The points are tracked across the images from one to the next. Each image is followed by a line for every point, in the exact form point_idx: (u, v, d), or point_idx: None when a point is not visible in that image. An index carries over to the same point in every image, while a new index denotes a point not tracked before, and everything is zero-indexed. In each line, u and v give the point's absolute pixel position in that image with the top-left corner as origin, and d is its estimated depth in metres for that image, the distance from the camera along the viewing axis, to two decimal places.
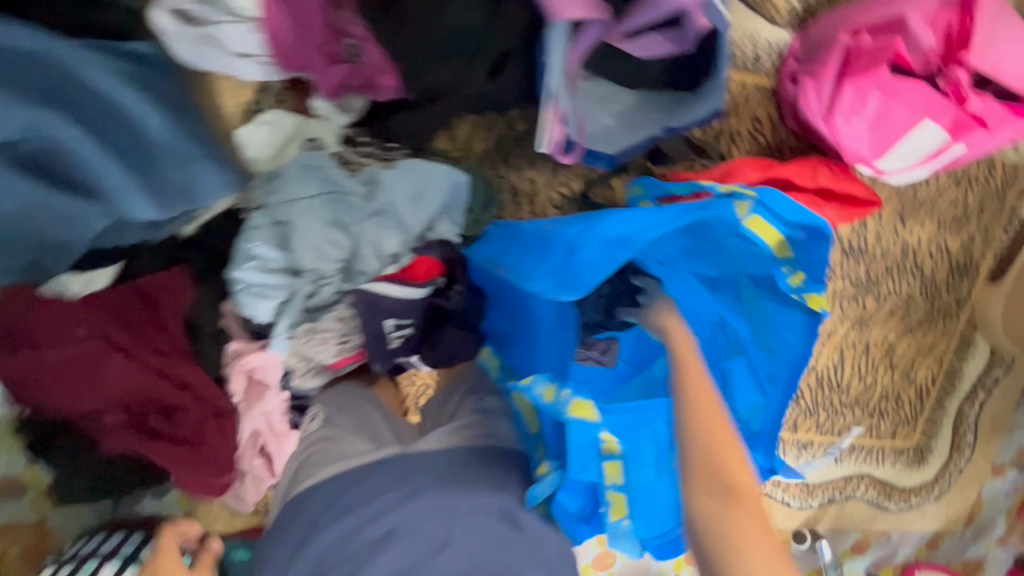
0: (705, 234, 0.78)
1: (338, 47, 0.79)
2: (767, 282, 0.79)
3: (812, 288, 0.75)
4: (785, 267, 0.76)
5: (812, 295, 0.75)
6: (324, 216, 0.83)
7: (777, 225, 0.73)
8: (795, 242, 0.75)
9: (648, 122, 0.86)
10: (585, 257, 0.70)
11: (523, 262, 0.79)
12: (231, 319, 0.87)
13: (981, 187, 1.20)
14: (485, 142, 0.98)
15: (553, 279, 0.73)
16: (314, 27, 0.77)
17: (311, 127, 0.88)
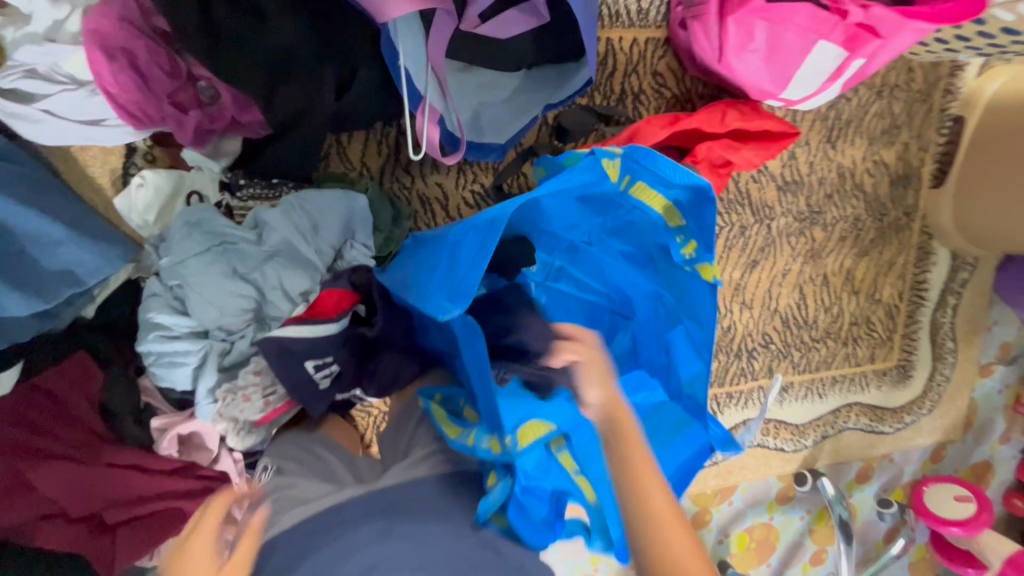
0: (608, 210, 0.77)
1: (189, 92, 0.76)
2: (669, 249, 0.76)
3: (704, 257, 0.73)
4: (680, 236, 0.74)
5: (705, 264, 0.73)
6: (215, 270, 0.79)
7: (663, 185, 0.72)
8: (685, 208, 0.73)
9: (531, 103, 0.83)
10: (466, 253, 0.69)
11: (418, 275, 0.76)
12: (151, 394, 0.83)
13: (904, 93, 1.16)
14: (380, 156, 0.94)
15: (443, 285, 0.70)
16: (157, 77, 0.73)
17: (188, 180, 0.83)
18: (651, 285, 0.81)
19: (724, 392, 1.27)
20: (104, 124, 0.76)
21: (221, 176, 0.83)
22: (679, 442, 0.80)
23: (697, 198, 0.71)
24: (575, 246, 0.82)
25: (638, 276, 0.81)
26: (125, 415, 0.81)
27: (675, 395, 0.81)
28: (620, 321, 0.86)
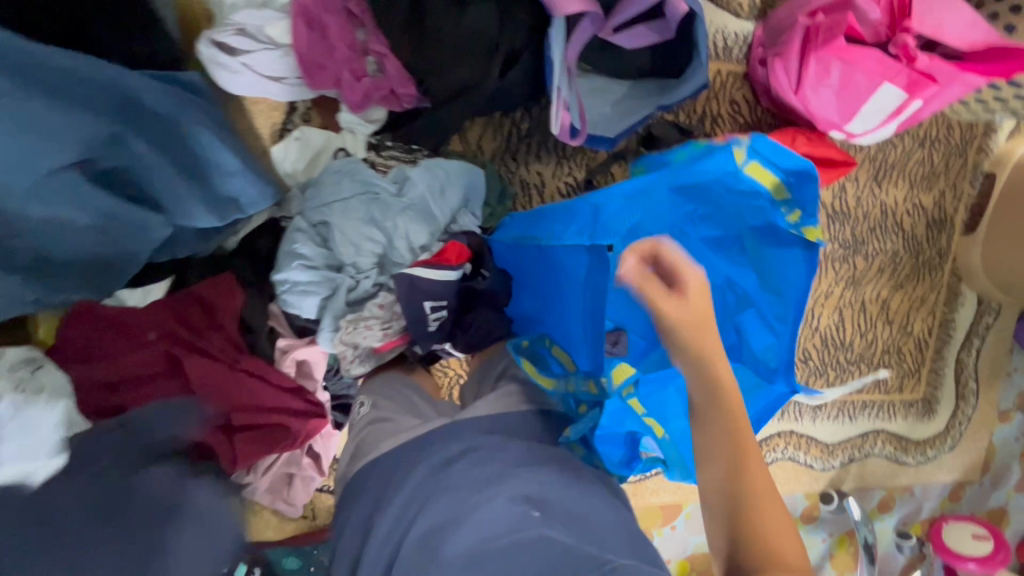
0: (703, 199, 0.88)
1: (363, 63, 0.90)
2: (767, 229, 0.88)
3: (808, 223, 0.83)
4: (783, 209, 0.84)
5: (810, 229, 0.83)
6: (357, 215, 0.91)
7: (772, 170, 0.82)
8: (789, 185, 0.84)
9: (639, 106, 0.97)
10: (608, 212, 0.82)
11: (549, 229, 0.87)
12: (278, 318, 0.94)
13: (943, 146, 1.31)
14: (494, 142, 1.08)
15: (585, 229, 0.81)
16: (342, 48, 0.88)
17: (340, 138, 0.96)
18: (723, 275, 0.93)
19: None
20: (283, 82, 0.90)
21: (368, 139, 0.97)
22: (752, 402, 0.92)
23: (800, 177, 0.83)
24: (656, 236, 0.92)
25: (715, 259, 0.93)
26: (258, 332, 0.91)
27: (748, 361, 0.92)
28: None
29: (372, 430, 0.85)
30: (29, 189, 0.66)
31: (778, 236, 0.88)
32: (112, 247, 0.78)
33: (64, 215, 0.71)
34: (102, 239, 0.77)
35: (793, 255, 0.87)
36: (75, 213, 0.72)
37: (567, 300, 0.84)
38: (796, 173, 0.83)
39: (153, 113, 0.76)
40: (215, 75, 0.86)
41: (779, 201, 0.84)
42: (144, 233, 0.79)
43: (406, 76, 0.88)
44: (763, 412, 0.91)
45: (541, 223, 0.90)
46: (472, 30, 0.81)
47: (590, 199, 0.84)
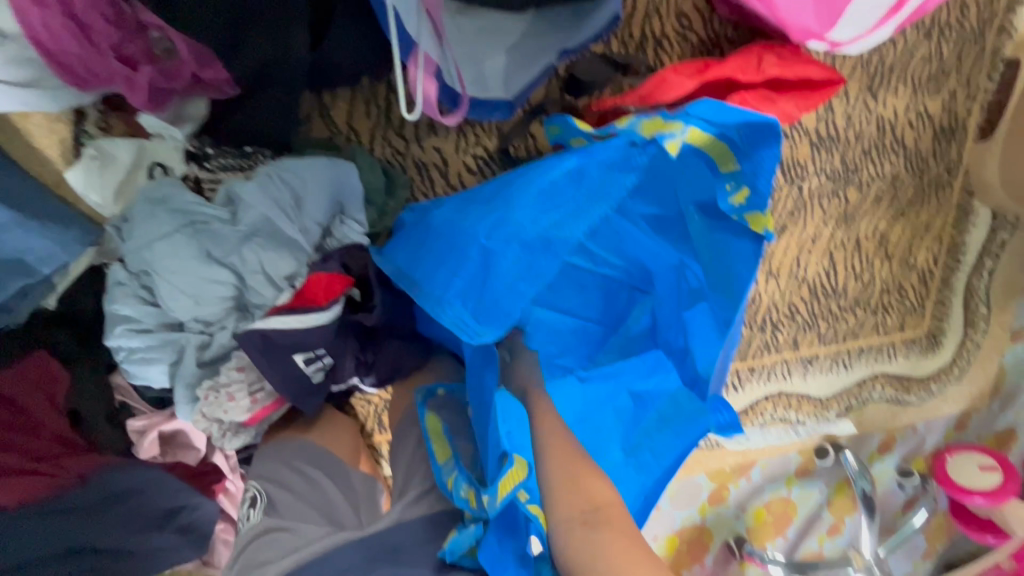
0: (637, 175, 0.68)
1: (141, 44, 0.64)
2: (704, 207, 0.71)
3: (755, 205, 0.68)
4: (728, 184, 0.68)
5: (754, 215, 0.68)
6: (187, 255, 0.69)
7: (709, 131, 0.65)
8: (739, 149, 0.66)
9: (542, 50, 0.70)
10: (500, 264, 0.65)
11: (433, 271, 0.69)
12: (126, 391, 0.74)
13: (956, 34, 1.04)
14: (369, 118, 0.82)
15: (468, 292, 0.66)
16: (99, 27, 0.61)
17: (149, 150, 0.72)
18: (676, 257, 0.74)
19: (746, 366, 1.21)
20: (44, 86, 0.65)
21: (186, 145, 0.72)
22: (689, 428, 0.76)
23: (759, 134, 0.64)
24: (599, 219, 0.70)
25: (664, 246, 0.74)
26: (96, 418, 0.72)
27: (691, 381, 0.77)
28: (639, 297, 0.77)
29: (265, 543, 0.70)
30: None
31: (723, 217, 0.71)
32: None
33: None
34: None
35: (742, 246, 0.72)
36: None
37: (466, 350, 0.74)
38: (749, 130, 0.64)
39: None
40: None
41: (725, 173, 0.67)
42: None
43: (201, 57, 0.63)
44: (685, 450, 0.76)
45: (427, 257, 0.70)
46: None
47: (477, 238, 0.65)
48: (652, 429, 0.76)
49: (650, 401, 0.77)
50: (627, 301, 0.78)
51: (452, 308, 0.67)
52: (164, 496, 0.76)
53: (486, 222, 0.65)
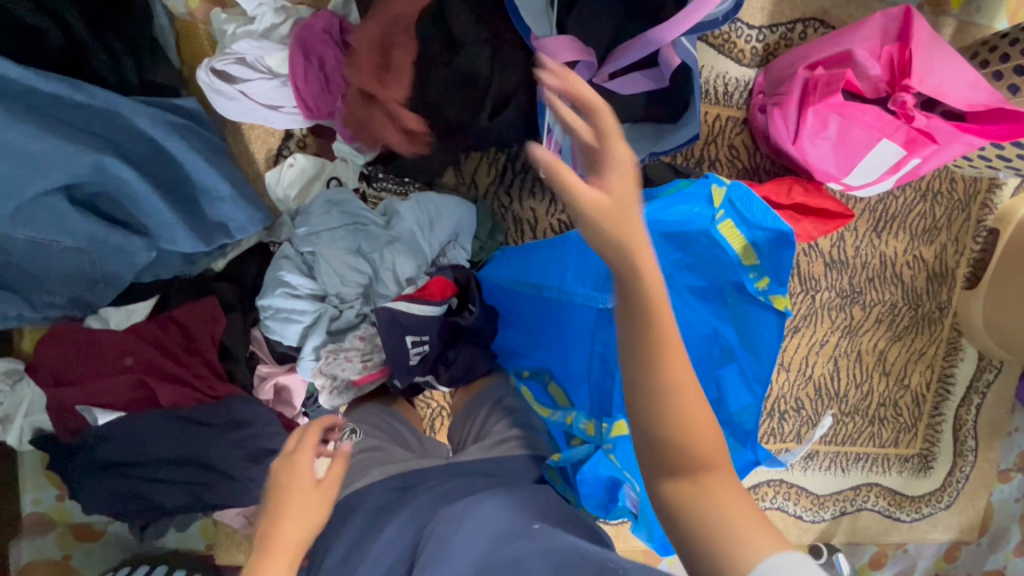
0: (688, 247, 0.91)
1: None
2: (737, 288, 0.89)
3: (776, 290, 0.87)
4: (752, 273, 0.88)
5: (777, 296, 0.87)
6: (343, 246, 0.91)
7: (744, 228, 0.87)
8: (761, 249, 0.88)
9: (634, 150, 0.95)
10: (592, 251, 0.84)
11: (542, 270, 0.92)
12: (259, 345, 0.93)
13: (946, 200, 1.30)
14: (488, 176, 1.08)
15: (579, 273, 0.87)
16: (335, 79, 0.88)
17: (333, 167, 0.96)
18: (710, 326, 0.91)
19: None
20: (283, 111, 0.91)
21: (360, 169, 0.97)
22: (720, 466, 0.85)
23: (777, 240, 0.86)
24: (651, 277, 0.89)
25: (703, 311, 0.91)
26: (237, 357, 0.91)
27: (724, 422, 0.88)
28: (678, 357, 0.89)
29: (363, 457, 0.83)
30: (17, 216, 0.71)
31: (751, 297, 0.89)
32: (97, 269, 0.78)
33: (46, 237, 0.74)
34: (87, 257, 0.78)
35: (765, 319, 0.89)
36: (61, 238, 0.75)
37: (566, 336, 0.90)
38: (774, 237, 0.86)
39: (141, 135, 0.78)
40: (213, 101, 0.88)
41: (748, 263, 0.87)
42: (127, 257, 0.80)
43: None
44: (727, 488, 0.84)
45: (534, 262, 0.94)
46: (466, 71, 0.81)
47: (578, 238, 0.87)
48: None
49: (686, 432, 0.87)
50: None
51: (579, 289, 0.87)
52: (263, 435, 0.87)
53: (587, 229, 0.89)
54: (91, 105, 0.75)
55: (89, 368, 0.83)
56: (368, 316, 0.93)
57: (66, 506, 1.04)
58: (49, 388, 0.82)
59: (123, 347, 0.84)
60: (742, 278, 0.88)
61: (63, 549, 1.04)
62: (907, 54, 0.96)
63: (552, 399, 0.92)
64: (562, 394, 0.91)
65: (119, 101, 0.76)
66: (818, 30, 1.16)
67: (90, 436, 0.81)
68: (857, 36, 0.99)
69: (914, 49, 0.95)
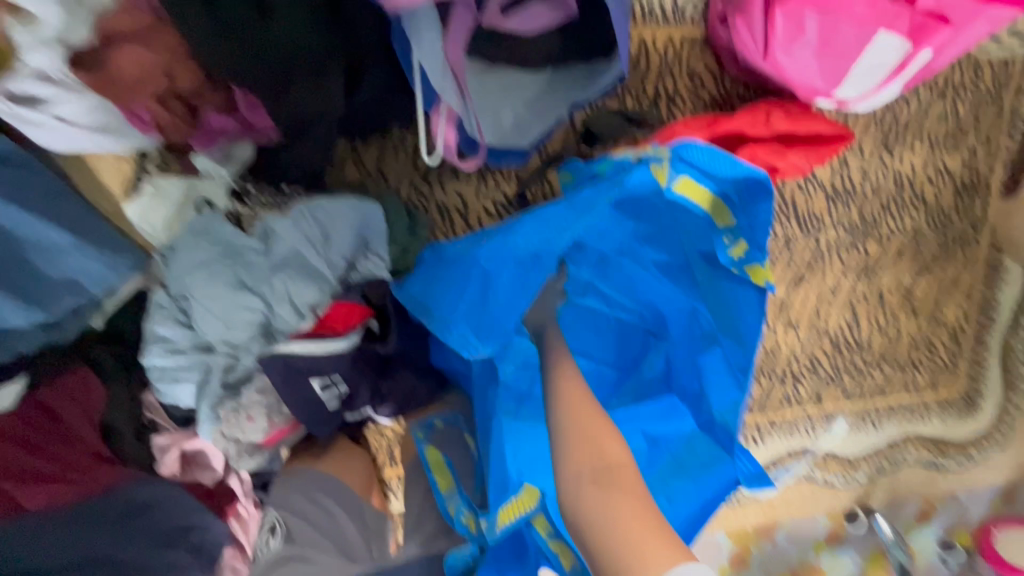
0: (643, 214, 0.74)
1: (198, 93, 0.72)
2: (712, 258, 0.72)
3: (753, 258, 0.68)
4: (726, 237, 0.69)
5: (755, 266, 0.68)
6: (222, 282, 0.74)
7: (705, 181, 0.67)
8: (734, 203, 0.68)
9: (558, 103, 0.76)
10: (501, 285, 0.69)
11: (446, 298, 0.69)
12: (155, 409, 0.80)
13: (971, 93, 1.06)
14: (397, 164, 0.89)
15: (472, 314, 0.69)
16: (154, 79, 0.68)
17: (198, 187, 0.78)
18: (686, 304, 0.76)
19: (767, 419, 1.17)
20: (116, 130, 0.73)
21: (231, 184, 0.79)
22: (706, 478, 0.76)
23: (746, 193, 0.67)
24: (607, 257, 0.77)
25: (673, 291, 0.76)
26: (126, 433, 0.77)
27: (705, 424, 0.76)
28: (653, 342, 0.80)
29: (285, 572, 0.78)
30: None
31: (722, 267, 0.72)
32: None
33: None
34: None
35: (747, 296, 0.70)
36: None
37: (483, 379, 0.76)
38: (742, 185, 0.67)
39: None
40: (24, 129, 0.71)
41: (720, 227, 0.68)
42: None
43: (252, 104, 0.70)
44: (709, 499, 0.77)
45: (441, 286, 0.70)
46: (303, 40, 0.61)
47: (479, 261, 0.68)
48: (668, 475, 0.77)
49: (664, 445, 0.78)
50: (642, 345, 0.81)
51: (456, 328, 0.68)
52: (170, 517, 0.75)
53: (486, 247, 0.69)
54: None
55: None
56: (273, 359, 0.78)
57: None
58: None
59: None
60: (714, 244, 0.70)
61: None
62: None
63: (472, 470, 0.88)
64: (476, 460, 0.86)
65: None
66: None
67: None
68: None
69: None
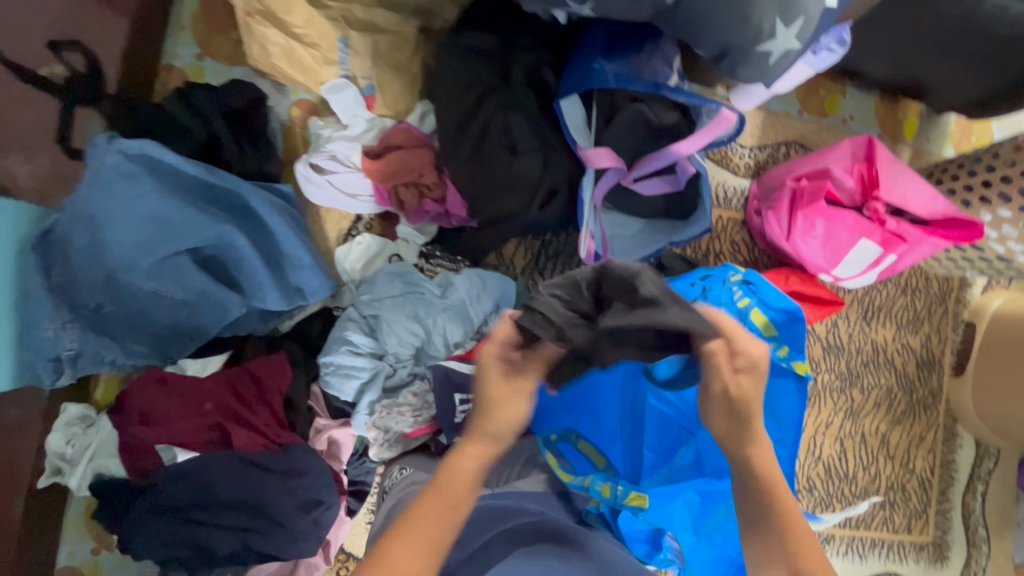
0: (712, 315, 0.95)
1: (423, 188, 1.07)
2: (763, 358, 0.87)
3: (796, 357, 0.86)
4: (773, 342, 0.87)
5: (798, 362, 0.85)
6: (405, 312, 1.04)
7: (762, 308, 0.89)
8: (778, 323, 0.89)
9: (657, 236, 1.10)
10: None
11: None
12: (317, 399, 1.01)
13: (924, 295, 1.47)
14: (524, 258, 1.22)
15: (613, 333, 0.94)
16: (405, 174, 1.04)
17: (395, 246, 1.11)
18: None
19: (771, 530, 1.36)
20: (362, 198, 1.08)
21: (419, 248, 1.12)
22: None
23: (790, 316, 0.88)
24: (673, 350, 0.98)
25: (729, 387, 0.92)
26: (300, 410, 0.98)
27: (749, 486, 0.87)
28: (686, 436, 0.89)
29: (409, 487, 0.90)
30: (147, 270, 0.82)
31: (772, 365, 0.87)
32: (193, 320, 0.89)
33: (164, 289, 0.85)
34: (186, 309, 0.88)
35: (787, 385, 0.86)
36: (176, 290, 0.85)
37: (584, 411, 0.91)
38: (788, 315, 0.89)
39: (250, 212, 0.91)
40: (303, 188, 1.06)
41: (768, 335, 0.87)
42: (220, 311, 0.90)
43: (461, 201, 1.06)
44: None
45: None
46: (524, 168, 0.96)
47: None
48: (722, 518, 0.86)
49: (714, 498, 0.87)
50: (676, 438, 0.89)
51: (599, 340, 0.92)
52: (314, 485, 0.92)
53: None
54: (219, 186, 0.88)
55: (174, 410, 0.92)
56: (420, 374, 1.04)
57: (100, 560, 1.03)
58: (134, 426, 0.90)
59: (202, 393, 0.93)
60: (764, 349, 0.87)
61: None
62: (875, 172, 1.16)
63: (585, 458, 0.87)
64: (595, 453, 0.88)
65: (244, 188, 0.89)
66: (800, 151, 1.38)
67: (163, 474, 0.88)
68: (832, 156, 1.19)
69: (880, 169, 1.15)
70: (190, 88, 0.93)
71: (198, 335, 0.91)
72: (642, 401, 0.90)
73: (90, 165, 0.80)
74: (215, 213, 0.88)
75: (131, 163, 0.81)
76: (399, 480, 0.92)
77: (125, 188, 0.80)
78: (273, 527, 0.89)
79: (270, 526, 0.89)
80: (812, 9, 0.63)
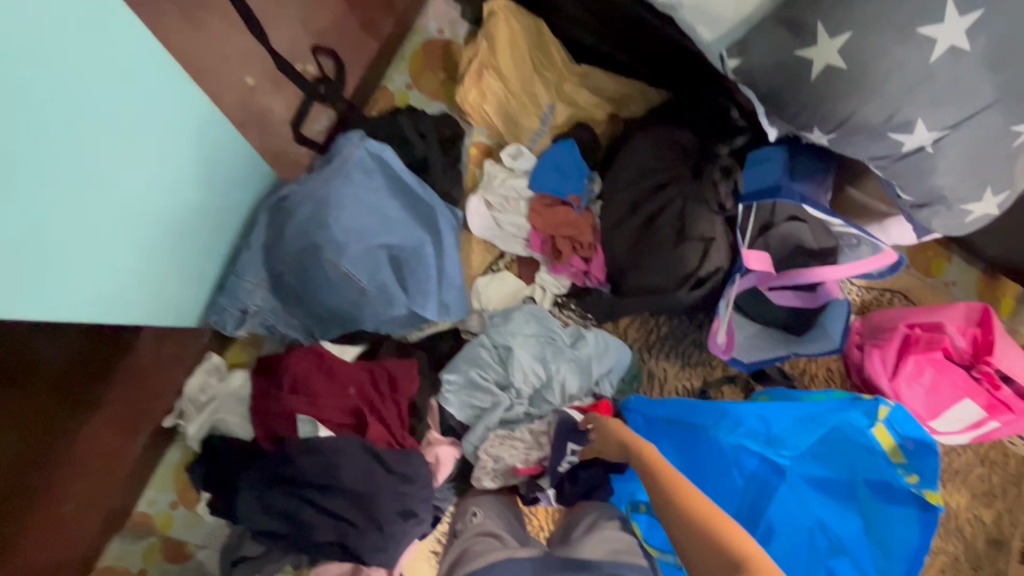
0: (841, 444, 0.94)
1: (573, 242, 1.14)
2: (884, 486, 0.90)
3: (927, 486, 0.87)
4: (899, 470, 0.90)
5: (929, 491, 0.87)
6: (534, 351, 1.08)
7: (893, 433, 0.91)
8: (907, 451, 0.91)
9: (778, 344, 1.11)
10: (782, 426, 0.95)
11: (698, 419, 0.97)
12: (434, 412, 1.04)
13: (1000, 469, 1.37)
14: (638, 333, 1.24)
15: (754, 437, 0.95)
16: (564, 227, 1.13)
17: (530, 289, 1.17)
18: (819, 519, 0.92)
19: None
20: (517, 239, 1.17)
21: (553, 297, 1.18)
22: None
23: (921, 448, 0.89)
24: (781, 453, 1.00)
25: (839, 508, 0.92)
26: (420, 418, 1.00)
27: None
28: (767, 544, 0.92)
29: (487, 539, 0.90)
30: (353, 254, 0.92)
31: (892, 493, 0.90)
32: (358, 308, 0.95)
33: (355, 274, 0.93)
34: (360, 298, 0.95)
35: (907, 512, 0.89)
36: (363, 279, 0.94)
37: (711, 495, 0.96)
38: (916, 443, 0.90)
39: (437, 225, 0.99)
40: (469, 218, 1.17)
41: (896, 462, 0.89)
42: (386, 307, 0.96)
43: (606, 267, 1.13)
44: None
45: (698, 411, 0.98)
46: (686, 253, 1.03)
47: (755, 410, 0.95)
48: None
49: None
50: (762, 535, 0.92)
51: (743, 443, 0.94)
52: (418, 498, 0.91)
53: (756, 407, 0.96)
54: (422, 198, 0.97)
55: (317, 389, 0.96)
56: (535, 415, 1.06)
57: (173, 516, 1.03)
58: (282, 392, 0.95)
59: (345, 378, 0.97)
60: (887, 476, 0.90)
61: (146, 561, 1.01)
62: (991, 336, 1.21)
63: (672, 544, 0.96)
64: None
65: (437, 202, 0.98)
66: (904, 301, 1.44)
67: (299, 445, 0.91)
68: (947, 312, 1.26)
69: (997, 333, 1.20)
70: (419, 114, 1.09)
71: (352, 323, 0.97)
72: (768, 510, 0.93)
73: (340, 156, 0.95)
74: (414, 219, 0.97)
75: (372, 161, 0.96)
76: (473, 525, 0.95)
77: (362, 180, 0.94)
78: (375, 532, 0.89)
79: (374, 531, 0.89)
80: (1015, 184, 0.74)
